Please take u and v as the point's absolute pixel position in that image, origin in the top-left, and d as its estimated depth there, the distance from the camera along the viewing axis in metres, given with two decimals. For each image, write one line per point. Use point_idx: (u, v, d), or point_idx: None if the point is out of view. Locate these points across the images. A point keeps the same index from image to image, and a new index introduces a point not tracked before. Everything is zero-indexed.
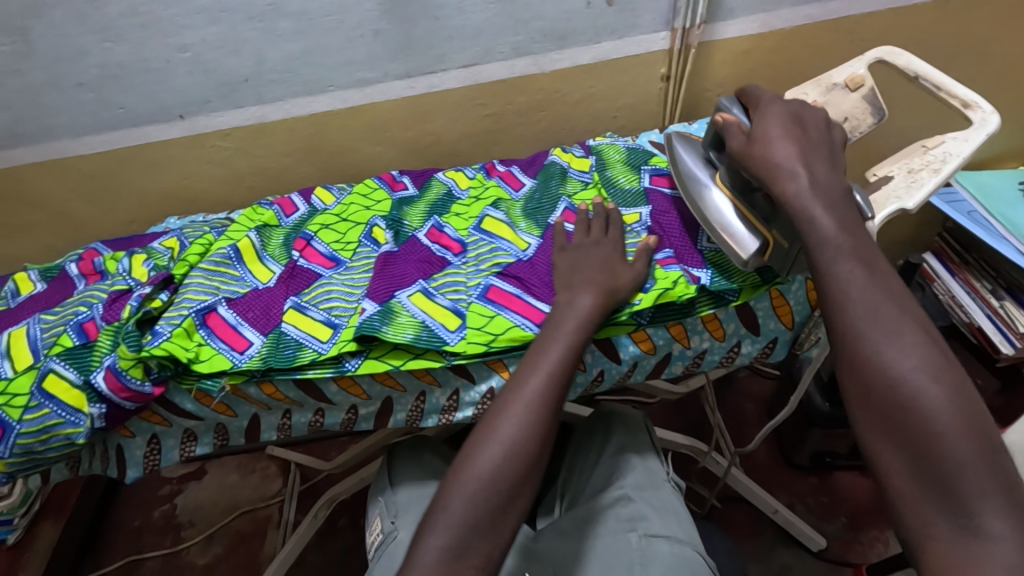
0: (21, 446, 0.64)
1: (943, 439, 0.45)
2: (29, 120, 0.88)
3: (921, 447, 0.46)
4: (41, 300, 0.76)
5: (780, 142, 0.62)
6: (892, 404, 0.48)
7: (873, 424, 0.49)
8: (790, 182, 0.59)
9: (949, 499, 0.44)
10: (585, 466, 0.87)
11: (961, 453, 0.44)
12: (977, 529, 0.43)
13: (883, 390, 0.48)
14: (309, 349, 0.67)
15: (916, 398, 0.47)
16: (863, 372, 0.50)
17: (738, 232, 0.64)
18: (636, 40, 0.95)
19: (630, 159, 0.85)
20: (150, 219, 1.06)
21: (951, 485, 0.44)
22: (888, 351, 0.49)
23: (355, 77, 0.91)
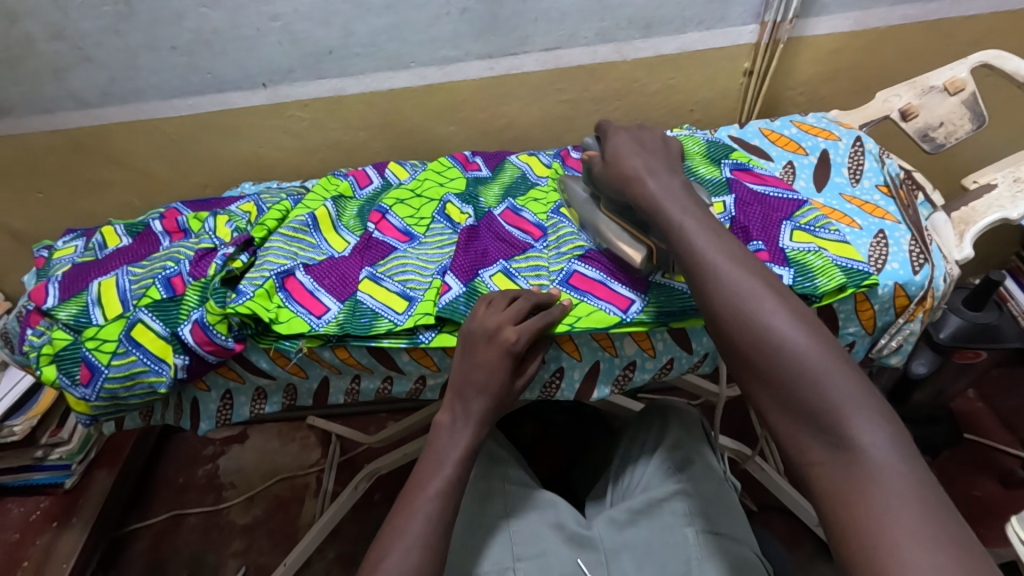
0: (108, 390, 0.67)
1: (807, 368, 0.46)
2: (124, 81, 0.93)
3: (781, 379, 0.47)
4: (128, 253, 0.79)
5: (629, 157, 0.68)
6: (755, 348, 0.49)
7: (745, 373, 0.50)
8: (651, 182, 0.64)
9: (821, 422, 0.44)
10: (640, 455, 0.85)
11: (813, 374, 0.46)
12: (846, 444, 0.43)
13: (747, 340, 0.50)
14: (385, 320, 0.67)
15: (780, 342, 0.48)
16: (723, 323, 0.52)
17: (629, 243, 0.67)
18: (723, 32, 0.93)
19: (709, 152, 0.84)
20: (224, 184, 1.10)
21: (818, 409, 0.45)
22: (740, 300, 0.52)
23: (437, 55, 0.93)
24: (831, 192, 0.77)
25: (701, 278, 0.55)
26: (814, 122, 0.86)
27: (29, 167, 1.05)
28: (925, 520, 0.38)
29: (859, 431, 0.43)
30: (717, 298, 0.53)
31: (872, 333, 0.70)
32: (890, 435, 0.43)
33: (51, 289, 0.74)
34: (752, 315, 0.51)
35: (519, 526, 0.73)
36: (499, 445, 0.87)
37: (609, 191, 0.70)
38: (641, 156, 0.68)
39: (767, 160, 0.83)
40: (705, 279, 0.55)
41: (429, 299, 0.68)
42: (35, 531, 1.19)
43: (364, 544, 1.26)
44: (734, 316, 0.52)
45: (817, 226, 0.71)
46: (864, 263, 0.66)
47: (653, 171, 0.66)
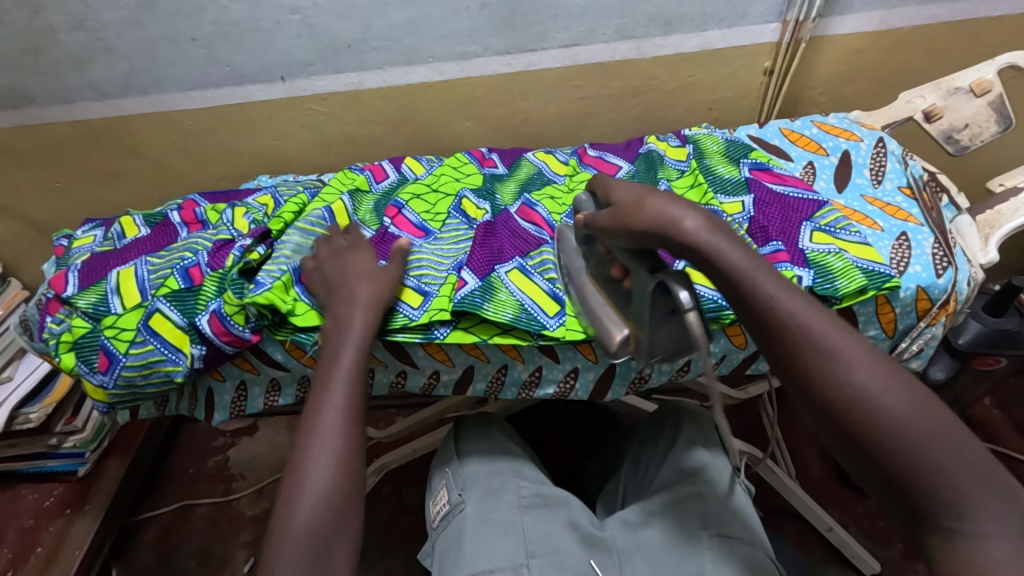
0: (125, 379, 0.67)
1: (920, 448, 0.42)
2: (144, 72, 0.94)
3: (897, 463, 0.43)
4: (145, 244, 0.80)
5: (652, 200, 0.55)
6: (856, 423, 0.44)
7: (842, 448, 0.46)
8: (689, 221, 0.52)
9: (937, 505, 0.42)
10: (655, 457, 0.85)
11: (933, 457, 0.42)
12: (970, 532, 0.40)
13: (856, 417, 0.44)
14: (400, 315, 0.68)
15: (889, 417, 0.43)
16: (824, 397, 0.46)
17: (611, 320, 0.60)
18: (744, 30, 0.92)
19: (728, 151, 0.83)
20: (240, 176, 1.11)
21: (930, 494, 0.42)
22: (843, 371, 0.46)
23: (455, 50, 0.93)
24: (852, 194, 0.76)
25: (788, 343, 0.48)
26: (835, 122, 0.85)
27: (49, 157, 1.06)
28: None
29: (976, 513, 0.41)
30: (804, 360, 0.47)
31: (892, 336, 0.69)
32: (1013, 518, 0.40)
33: (71, 277, 0.75)
34: (849, 382, 0.45)
35: (533, 523, 0.73)
36: (514, 441, 0.88)
37: (625, 237, 0.56)
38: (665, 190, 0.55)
39: (788, 160, 0.82)
40: (782, 337, 0.48)
41: (443, 295, 0.69)
42: (48, 517, 1.20)
43: (371, 538, 1.24)
44: (827, 379, 0.46)
45: (837, 227, 0.70)
46: (886, 267, 0.66)
47: (686, 206, 0.53)
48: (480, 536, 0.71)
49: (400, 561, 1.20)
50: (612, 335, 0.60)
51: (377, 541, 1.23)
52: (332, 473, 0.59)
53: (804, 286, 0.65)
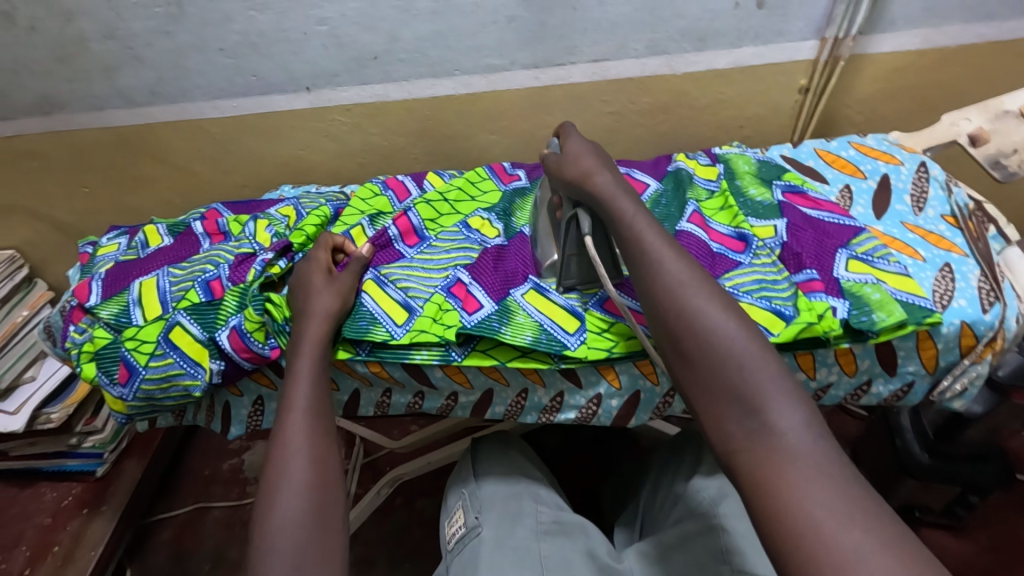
0: (144, 391, 0.67)
1: (731, 351, 0.49)
2: (171, 81, 0.94)
3: (712, 364, 0.49)
4: (169, 253, 0.80)
5: (576, 160, 0.66)
6: (687, 335, 0.51)
7: (680, 366, 0.52)
8: (601, 177, 0.63)
9: (744, 406, 0.47)
10: (674, 483, 0.82)
11: (742, 358, 0.48)
12: (763, 424, 0.45)
13: (681, 322, 0.52)
14: (382, 328, 0.66)
15: (715, 335, 0.50)
16: (662, 310, 0.54)
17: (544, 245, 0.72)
18: (780, 47, 0.90)
19: (760, 171, 0.81)
20: (263, 185, 1.11)
21: (741, 397, 0.47)
22: (683, 290, 0.53)
23: (482, 63, 0.92)
24: (891, 220, 0.73)
25: (646, 271, 0.56)
26: (874, 144, 0.82)
27: (77, 161, 1.06)
28: (834, 495, 0.40)
29: (777, 414, 0.45)
30: (653, 288, 0.55)
31: (932, 372, 0.66)
32: (804, 414, 0.45)
33: (94, 286, 0.75)
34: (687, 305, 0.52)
35: (550, 551, 0.71)
36: (533, 465, 0.86)
37: (558, 183, 0.68)
38: (596, 154, 0.67)
39: (823, 183, 0.79)
40: (640, 263, 0.57)
41: (427, 314, 0.67)
42: (66, 516, 1.20)
43: (384, 548, 1.23)
44: (671, 304, 0.53)
45: (875, 256, 0.67)
46: (928, 300, 0.63)
47: (602, 168, 0.65)
48: (497, 561, 0.68)
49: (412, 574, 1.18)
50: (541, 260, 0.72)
51: (389, 551, 1.22)
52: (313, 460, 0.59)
53: (839, 318, 0.61)
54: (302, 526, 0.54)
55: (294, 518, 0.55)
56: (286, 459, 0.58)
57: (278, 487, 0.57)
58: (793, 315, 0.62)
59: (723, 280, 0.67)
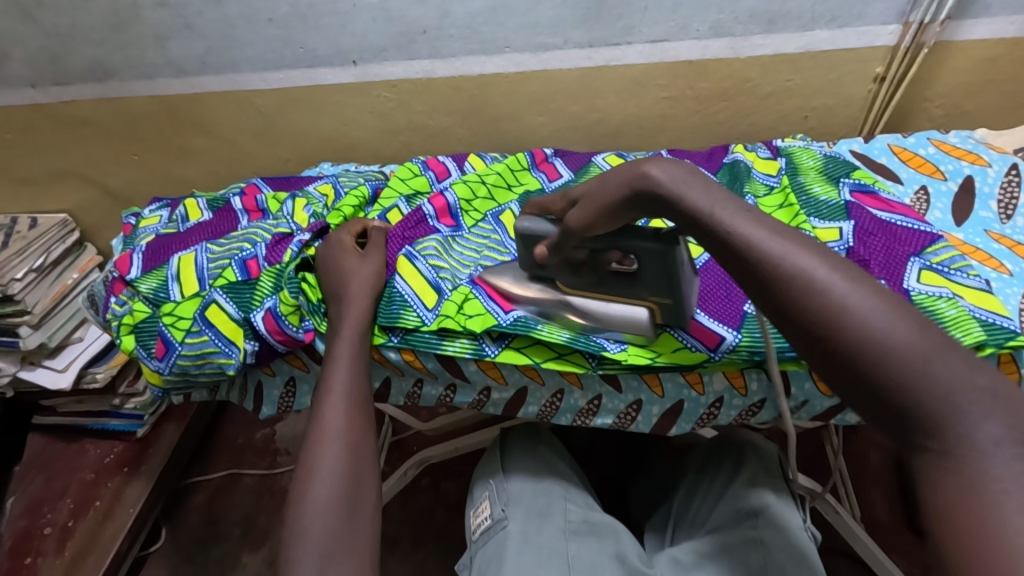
0: (180, 367, 0.67)
1: (896, 354, 0.36)
2: (219, 51, 0.93)
3: (875, 374, 0.36)
4: (208, 229, 0.79)
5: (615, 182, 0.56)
6: (835, 337, 0.38)
7: (821, 365, 0.39)
8: (655, 166, 0.51)
9: (924, 427, 0.34)
10: (708, 492, 0.78)
11: (913, 362, 0.35)
12: (958, 452, 0.33)
13: (817, 316, 0.38)
14: (413, 313, 0.65)
15: (871, 325, 0.37)
16: (787, 304, 0.40)
17: (625, 305, 0.60)
18: (859, 31, 0.83)
19: (827, 168, 0.74)
20: (304, 160, 1.09)
21: (921, 415, 0.34)
22: (804, 271, 0.40)
23: (534, 41, 0.88)
24: (973, 227, 0.67)
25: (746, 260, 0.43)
26: (957, 142, 0.75)
27: (127, 129, 1.07)
28: None
29: (973, 429, 0.33)
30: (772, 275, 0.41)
31: None
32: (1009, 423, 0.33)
33: (135, 259, 0.75)
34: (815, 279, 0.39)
35: (579, 552, 0.68)
36: (564, 462, 0.83)
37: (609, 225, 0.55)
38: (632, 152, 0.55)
39: (896, 183, 0.73)
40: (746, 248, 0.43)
41: (454, 301, 0.65)
42: (108, 474, 1.25)
43: (409, 528, 1.23)
44: (800, 293, 0.40)
45: (952, 267, 0.61)
46: (1012, 321, 0.57)
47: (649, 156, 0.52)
48: (523, 559, 0.66)
49: (435, 554, 1.19)
50: (633, 322, 0.60)
51: (413, 531, 1.23)
52: (334, 501, 0.54)
53: None
54: (335, 511, 0.54)
55: (320, 503, 0.54)
56: (321, 446, 0.57)
57: (314, 471, 0.56)
58: None
59: None
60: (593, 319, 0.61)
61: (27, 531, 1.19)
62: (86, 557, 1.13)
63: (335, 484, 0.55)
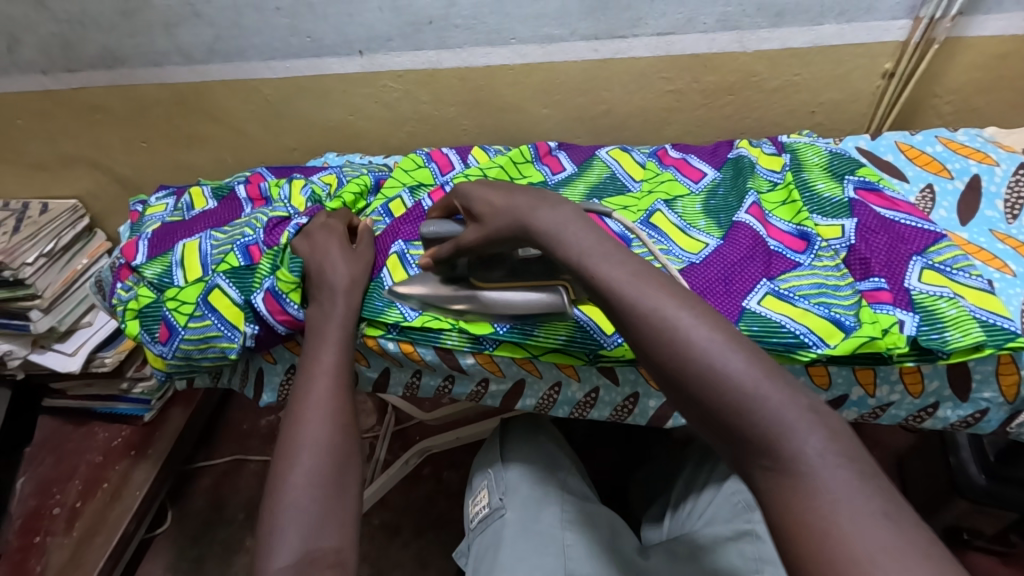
0: (184, 351, 0.68)
1: (733, 383, 0.39)
2: (226, 39, 0.94)
3: (714, 406, 0.40)
4: (213, 218, 0.80)
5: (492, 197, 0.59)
6: (681, 373, 0.41)
7: (677, 401, 0.43)
8: (545, 209, 0.54)
9: (755, 446, 0.38)
10: (706, 484, 0.78)
11: (746, 391, 0.39)
12: (784, 468, 0.37)
13: (668, 355, 0.42)
14: (396, 310, 0.66)
15: (710, 359, 0.40)
16: (647, 348, 0.44)
17: (533, 289, 0.59)
18: (870, 26, 0.82)
19: (832, 164, 0.73)
20: (310, 150, 1.10)
21: (754, 436, 0.38)
22: (658, 309, 0.44)
23: (540, 33, 0.88)
24: (978, 227, 0.66)
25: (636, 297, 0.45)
26: (966, 140, 0.74)
27: (136, 116, 1.08)
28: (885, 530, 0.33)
29: (804, 449, 0.36)
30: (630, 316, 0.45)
31: (1012, 402, 0.60)
32: (822, 436, 0.37)
33: (141, 245, 0.76)
34: (665, 317, 0.43)
35: (575, 542, 0.68)
36: (564, 453, 0.83)
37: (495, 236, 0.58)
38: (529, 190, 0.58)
39: (901, 181, 0.72)
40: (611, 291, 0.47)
41: None
42: (115, 457, 1.27)
43: (410, 515, 1.25)
44: (657, 332, 0.43)
45: (954, 267, 0.61)
46: (1013, 322, 0.57)
47: (541, 200, 0.56)
48: (519, 548, 0.67)
49: (435, 542, 1.20)
50: (550, 299, 0.58)
51: (415, 519, 1.24)
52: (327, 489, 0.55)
53: (906, 334, 0.56)
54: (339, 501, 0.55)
55: (314, 487, 0.55)
56: (312, 416, 0.59)
57: (306, 445, 0.57)
58: (856, 328, 0.57)
59: (778, 281, 0.63)
60: (512, 303, 0.59)
61: (37, 511, 1.21)
62: (94, 536, 1.15)
63: (323, 458, 0.57)
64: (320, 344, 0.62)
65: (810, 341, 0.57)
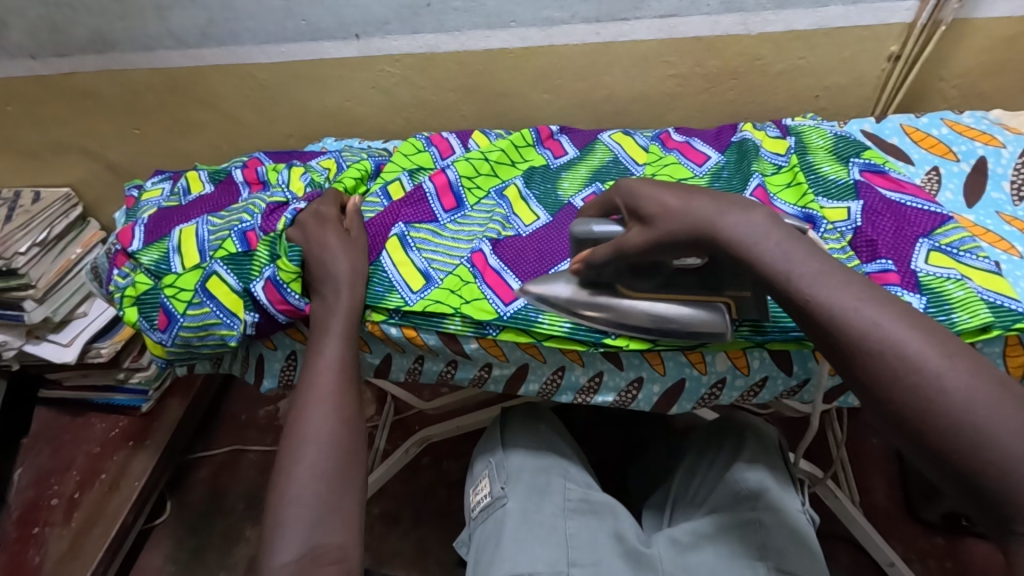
0: (182, 338, 0.67)
1: (995, 439, 0.37)
2: (221, 22, 0.92)
3: (964, 457, 0.37)
4: (209, 202, 0.79)
5: (676, 201, 0.53)
6: (928, 417, 0.39)
7: (913, 443, 0.40)
8: (734, 217, 0.50)
9: (1014, 505, 0.36)
10: (707, 472, 0.78)
11: (1009, 446, 0.36)
12: None
13: (911, 396, 0.40)
14: (398, 295, 0.65)
15: (958, 402, 0.38)
16: (886, 386, 0.41)
17: (693, 309, 0.56)
18: (874, 8, 0.81)
19: (837, 147, 0.73)
20: (307, 136, 1.08)
21: (1011, 495, 0.36)
22: (889, 342, 0.41)
23: (541, 15, 0.86)
24: (984, 209, 0.66)
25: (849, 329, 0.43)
26: (971, 123, 0.74)
27: (128, 102, 1.06)
28: None
29: None
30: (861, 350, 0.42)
31: (1018, 383, 0.59)
32: None
33: (137, 231, 0.75)
34: (901, 348, 0.41)
35: (577, 530, 0.68)
36: (564, 441, 0.83)
37: (669, 248, 0.52)
38: (708, 192, 0.53)
39: (906, 163, 0.71)
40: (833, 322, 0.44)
41: (447, 286, 0.65)
42: (113, 447, 1.26)
43: (410, 504, 1.24)
44: (900, 372, 0.40)
45: (961, 248, 0.60)
46: (1020, 303, 0.56)
47: (724, 205, 0.51)
48: (520, 536, 0.67)
49: (436, 531, 1.20)
50: (710, 320, 0.56)
51: (416, 507, 1.24)
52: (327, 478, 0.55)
53: None
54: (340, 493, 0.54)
55: (313, 473, 0.55)
56: (309, 412, 0.58)
57: (301, 442, 0.57)
58: None
59: None
60: (671, 321, 0.56)
61: (34, 502, 1.21)
62: (93, 527, 1.14)
63: (324, 446, 0.56)
64: (322, 339, 0.62)
65: None
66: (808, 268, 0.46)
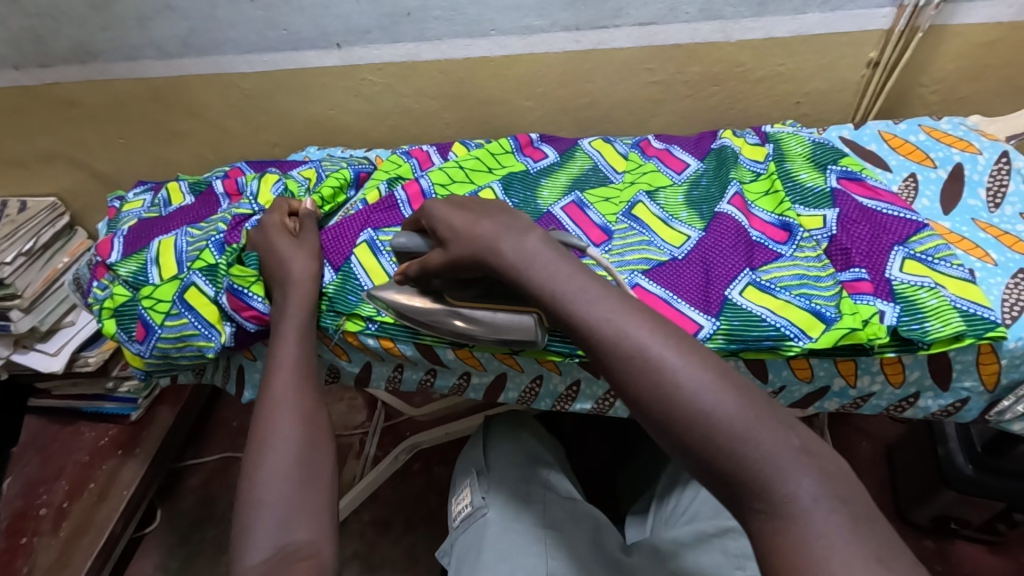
0: (160, 350, 0.67)
1: (733, 435, 0.39)
2: (202, 32, 0.92)
3: (715, 456, 0.40)
4: (189, 213, 0.79)
5: (465, 225, 0.56)
6: (681, 423, 0.41)
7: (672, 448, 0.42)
8: (511, 240, 0.53)
9: (755, 492, 0.39)
10: (688, 480, 0.78)
11: (742, 439, 0.39)
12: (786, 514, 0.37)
13: (665, 403, 0.42)
14: (370, 304, 0.65)
15: (703, 403, 0.41)
16: (645, 395, 0.43)
17: (505, 315, 0.56)
18: (852, 15, 0.81)
19: (815, 154, 0.73)
20: (292, 144, 1.08)
21: (754, 484, 0.39)
22: (640, 350, 0.44)
23: (520, 24, 0.86)
24: (960, 216, 0.66)
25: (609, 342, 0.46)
26: (949, 129, 0.74)
27: (114, 112, 1.07)
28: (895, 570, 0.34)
29: (822, 495, 0.37)
30: (620, 362, 0.45)
31: (992, 390, 0.60)
32: (821, 479, 0.38)
33: (116, 243, 0.75)
34: (657, 358, 0.43)
35: (556, 539, 0.67)
36: (545, 449, 0.83)
37: (457, 268, 0.56)
38: (495, 215, 0.57)
39: (884, 170, 0.72)
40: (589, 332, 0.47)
41: None
42: (102, 456, 1.26)
43: (401, 510, 1.24)
44: (653, 379, 0.43)
45: (936, 256, 0.60)
46: (993, 312, 0.56)
47: (508, 229, 0.54)
48: (500, 546, 0.67)
49: (425, 538, 1.20)
50: (523, 326, 0.55)
51: (406, 514, 1.24)
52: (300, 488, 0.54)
53: (887, 325, 0.56)
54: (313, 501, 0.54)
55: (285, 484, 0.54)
56: (274, 417, 0.58)
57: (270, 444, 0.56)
58: (835, 321, 0.56)
59: (759, 272, 0.62)
60: (486, 326, 0.56)
61: (23, 511, 1.21)
62: (80, 537, 1.14)
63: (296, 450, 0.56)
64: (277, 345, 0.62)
65: (789, 332, 0.57)
66: (568, 286, 0.49)
